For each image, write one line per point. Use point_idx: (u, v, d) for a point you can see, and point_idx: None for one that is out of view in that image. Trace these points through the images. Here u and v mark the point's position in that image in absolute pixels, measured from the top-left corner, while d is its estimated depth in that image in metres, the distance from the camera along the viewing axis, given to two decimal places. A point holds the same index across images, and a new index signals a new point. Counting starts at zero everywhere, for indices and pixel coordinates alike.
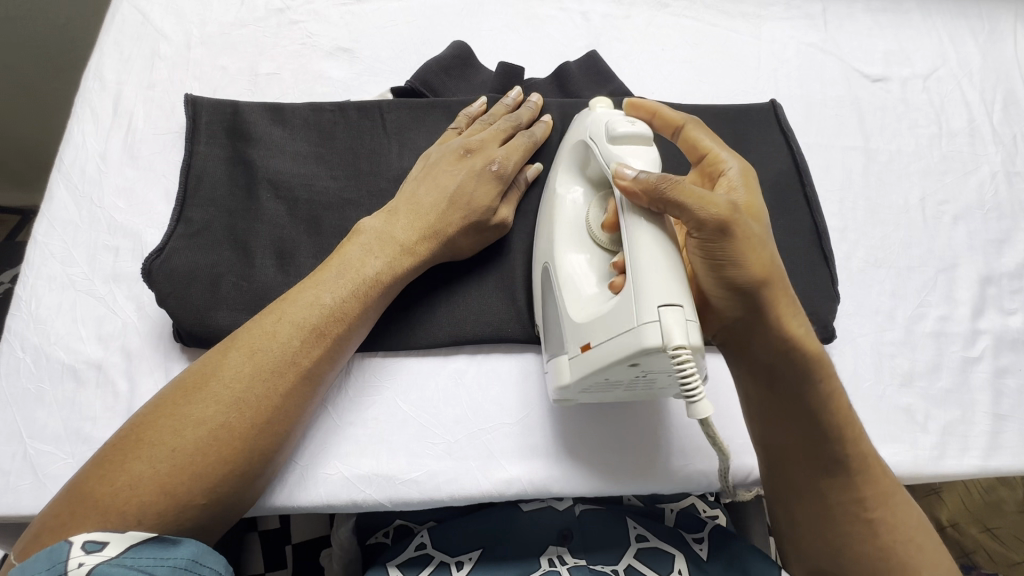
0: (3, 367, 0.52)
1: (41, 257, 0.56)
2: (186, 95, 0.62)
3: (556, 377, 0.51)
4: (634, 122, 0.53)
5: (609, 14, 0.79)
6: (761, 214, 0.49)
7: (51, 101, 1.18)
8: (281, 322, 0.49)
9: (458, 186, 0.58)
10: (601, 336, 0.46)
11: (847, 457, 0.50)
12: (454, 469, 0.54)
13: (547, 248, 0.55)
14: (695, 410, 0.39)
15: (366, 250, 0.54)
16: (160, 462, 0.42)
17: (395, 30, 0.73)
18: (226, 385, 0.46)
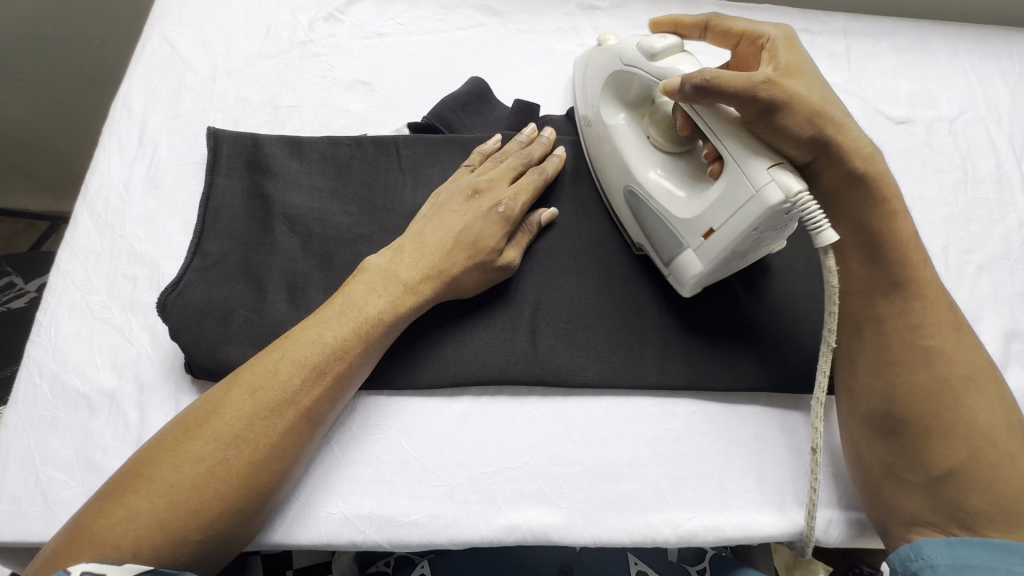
0: (20, 393, 0.54)
1: (63, 285, 0.58)
2: (208, 128, 0.64)
3: (687, 270, 0.56)
4: (664, 35, 0.55)
5: None
6: (806, 70, 0.56)
7: (84, 115, 1.27)
8: (285, 356, 0.50)
9: (465, 227, 0.58)
10: (721, 217, 0.51)
11: (903, 279, 0.54)
12: (455, 512, 0.53)
13: (624, 169, 0.60)
14: (822, 237, 0.48)
15: (393, 258, 0.56)
16: (160, 496, 0.43)
17: (414, 65, 0.74)
18: (227, 423, 0.47)
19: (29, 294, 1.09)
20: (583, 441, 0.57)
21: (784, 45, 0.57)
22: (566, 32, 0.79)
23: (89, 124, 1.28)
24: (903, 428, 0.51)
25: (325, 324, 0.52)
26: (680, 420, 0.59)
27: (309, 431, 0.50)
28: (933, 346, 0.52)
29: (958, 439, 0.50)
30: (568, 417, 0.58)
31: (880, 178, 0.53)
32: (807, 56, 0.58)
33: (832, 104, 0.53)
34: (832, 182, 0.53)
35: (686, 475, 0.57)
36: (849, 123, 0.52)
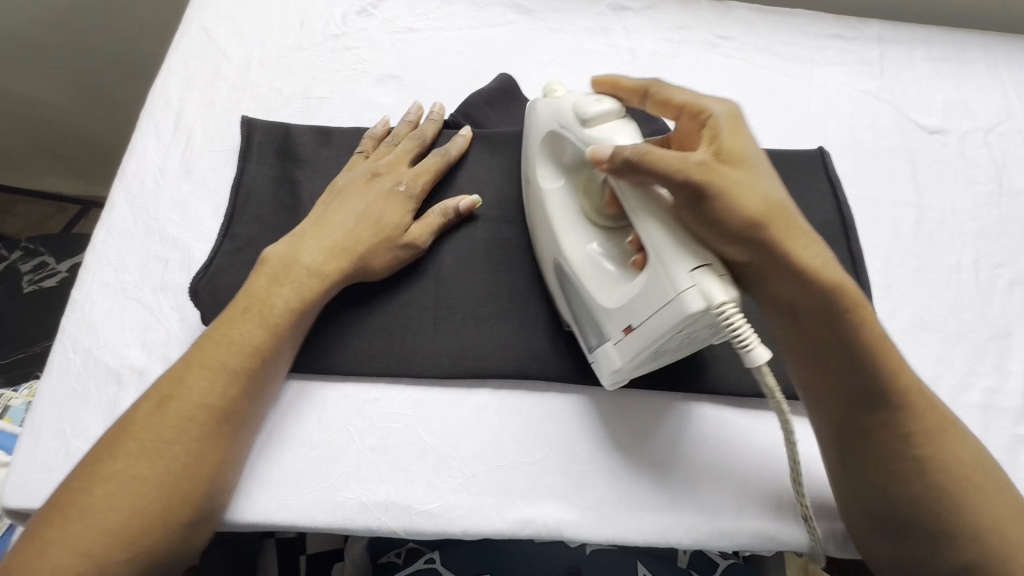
0: (54, 366, 0.55)
1: (98, 264, 0.60)
2: (242, 117, 0.66)
3: (608, 363, 0.54)
4: (598, 99, 0.54)
5: (656, 52, 0.79)
6: (748, 157, 0.51)
7: (122, 99, 1.33)
8: (201, 357, 0.50)
9: (367, 208, 0.59)
10: (642, 315, 0.49)
11: (888, 392, 0.48)
12: (470, 504, 0.54)
13: (555, 245, 0.57)
14: (753, 356, 0.45)
15: (320, 261, 0.56)
16: (98, 509, 0.43)
17: (444, 60, 0.75)
18: (161, 411, 0.48)
19: (60, 274, 1.13)
20: (600, 439, 0.57)
21: (730, 127, 0.53)
22: (596, 32, 0.79)
23: (126, 107, 1.35)
24: (898, 524, 0.48)
25: (240, 313, 0.53)
26: (697, 423, 0.59)
27: (244, 401, 0.50)
28: (883, 415, 0.49)
29: (965, 548, 0.47)
30: (586, 414, 0.58)
31: (840, 289, 0.49)
32: (749, 135, 0.53)
33: (758, 193, 0.50)
34: (790, 292, 0.50)
35: (704, 478, 0.56)
36: (793, 221, 0.50)
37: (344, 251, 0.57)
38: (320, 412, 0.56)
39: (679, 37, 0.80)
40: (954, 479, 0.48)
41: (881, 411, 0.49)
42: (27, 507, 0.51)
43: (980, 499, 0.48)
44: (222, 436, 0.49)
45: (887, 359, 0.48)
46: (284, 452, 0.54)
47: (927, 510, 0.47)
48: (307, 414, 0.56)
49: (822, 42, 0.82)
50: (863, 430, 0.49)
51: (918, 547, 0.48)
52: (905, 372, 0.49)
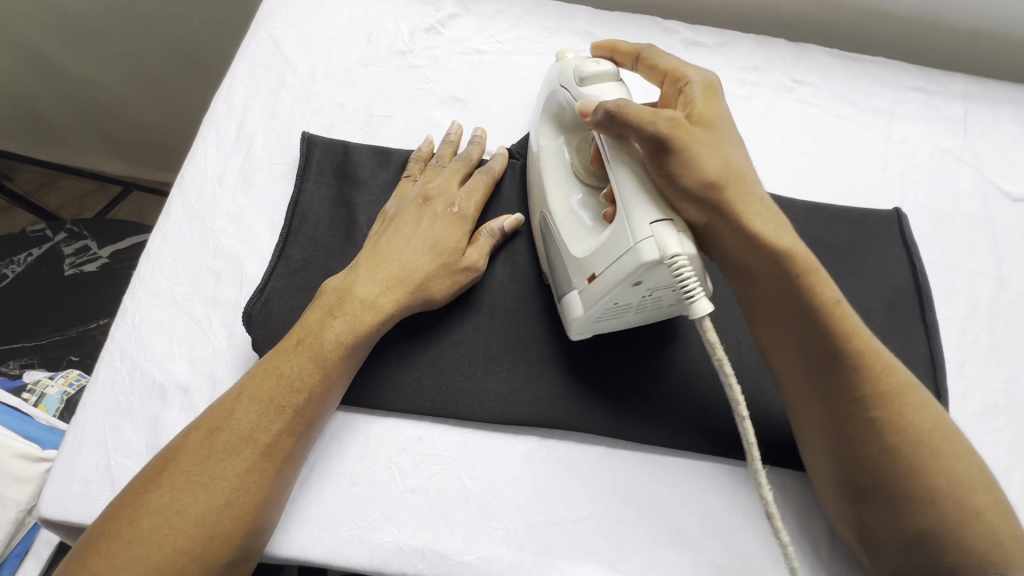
0: (100, 375, 0.55)
1: (151, 272, 0.59)
2: (303, 133, 0.65)
3: (568, 313, 0.54)
4: (601, 60, 0.57)
5: (729, 92, 0.76)
6: (717, 122, 0.54)
7: (179, 89, 1.36)
8: (250, 386, 0.50)
9: (424, 235, 0.58)
10: (603, 264, 0.50)
11: (834, 351, 0.48)
12: (509, 559, 0.52)
13: (543, 198, 0.59)
14: (694, 308, 0.45)
15: (379, 291, 0.55)
16: (141, 544, 0.43)
17: (510, 85, 0.73)
18: (206, 447, 0.47)
19: (101, 259, 1.14)
20: (648, 502, 0.55)
21: (704, 90, 0.55)
22: None
23: (182, 97, 1.37)
24: (859, 488, 0.49)
25: (290, 346, 0.52)
26: (751, 494, 0.56)
27: (291, 436, 0.49)
28: (850, 374, 0.48)
29: (922, 512, 0.47)
30: (634, 474, 0.56)
31: (791, 255, 0.49)
32: (723, 100, 0.56)
33: (718, 152, 0.51)
34: (745, 251, 0.50)
35: (755, 555, 0.53)
36: (749, 185, 0.51)
37: (402, 283, 0.55)
38: (362, 450, 0.54)
39: (754, 78, 0.77)
40: (907, 444, 0.47)
41: (840, 370, 0.48)
42: (63, 520, 0.50)
43: (931, 464, 0.47)
44: (265, 472, 0.47)
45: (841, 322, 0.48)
46: (324, 485, 0.53)
47: (882, 474, 0.47)
48: (350, 447, 0.55)
49: (903, 95, 0.78)
50: (819, 390, 0.50)
51: (875, 507, 0.48)
52: (861, 336, 0.49)
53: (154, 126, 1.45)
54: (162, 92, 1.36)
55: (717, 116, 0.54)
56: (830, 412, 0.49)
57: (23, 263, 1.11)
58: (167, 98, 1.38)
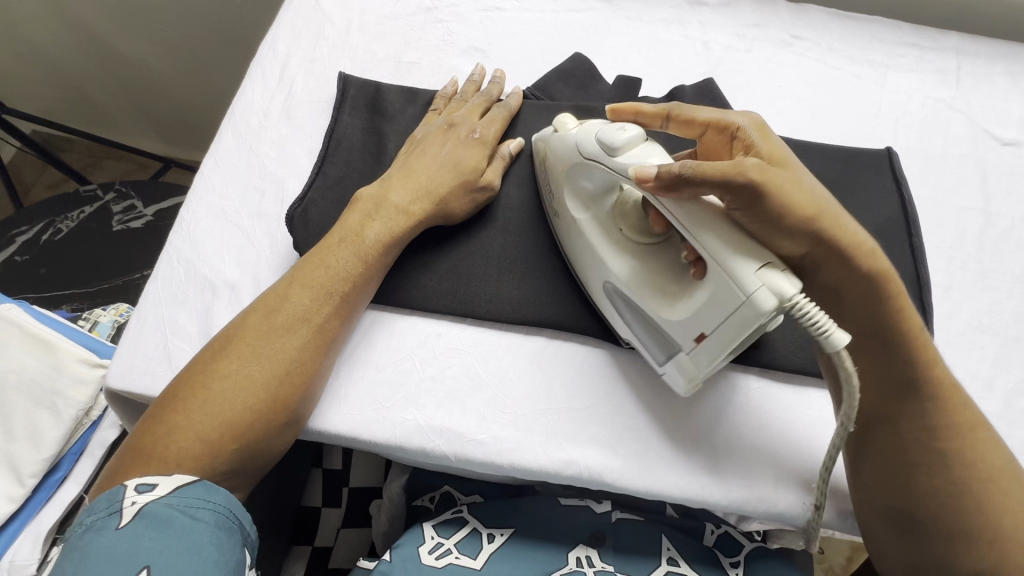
0: (161, 272, 0.62)
1: (204, 188, 0.67)
2: (340, 73, 0.72)
3: (682, 373, 0.54)
4: (624, 128, 0.53)
5: (730, 46, 0.81)
6: (786, 160, 0.51)
7: (221, 67, 1.43)
8: (300, 278, 0.56)
9: (449, 153, 0.64)
10: (715, 324, 0.48)
11: (916, 379, 0.49)
12: (518, 439, 0.57)
13: (602, 267, 0.57)
14: (833, 342, 0.43)
15: (409, 199, 0.61)
16: (214, 404, 0.49)
17: (526, 38, 0.80)
18: (264, 329, 0.53)
19: (146, 217, 1.23)
20: (645, 397, 0.60)
21: (760, 133, 0.52)
22: (672, 23, 0.82)
23: (224, 74, 1.45)
24: (918, 528, 0.49)
25: (335, 244, 0.58)
26: (744, 393, 0.60)
27: (335, 320, 0.56)
28: (928, 405, 0.49)
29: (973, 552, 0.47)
30: (633, 372, 0.61)
31: (884, 279, 0.48)
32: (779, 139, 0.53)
33: (805, 186, 0.49)
34: (828, 279, 0.50)
35: (745, 445, 0.58)
36: (841, 214, 0.49)
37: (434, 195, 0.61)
38: (387, 344, 0.60)
39: (754, 34, 0.82)
40: (979, 479, 0.48)
41: (917, 401, 0.49)
42: (129, 392, 0.57)
43: (1001, 504, 0.47)
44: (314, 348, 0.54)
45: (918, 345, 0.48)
46: (352, 371, 0.59)
47: (941, 511, 0.48)
48: (376, 338, 0.61)
49: (898, 49, 0.83)
50: (897, 422, 0.50)
51: (929, 544, 0.49)
52: (936, 364, 0.49)
53: (200, 102, 1.54)
54: (206, 69, 1.44)
55: (786, 152, 0.51)
56: (903, 449, 0.50)
57: (76, 220, 1.21)
58: (210, 75, 1.45)
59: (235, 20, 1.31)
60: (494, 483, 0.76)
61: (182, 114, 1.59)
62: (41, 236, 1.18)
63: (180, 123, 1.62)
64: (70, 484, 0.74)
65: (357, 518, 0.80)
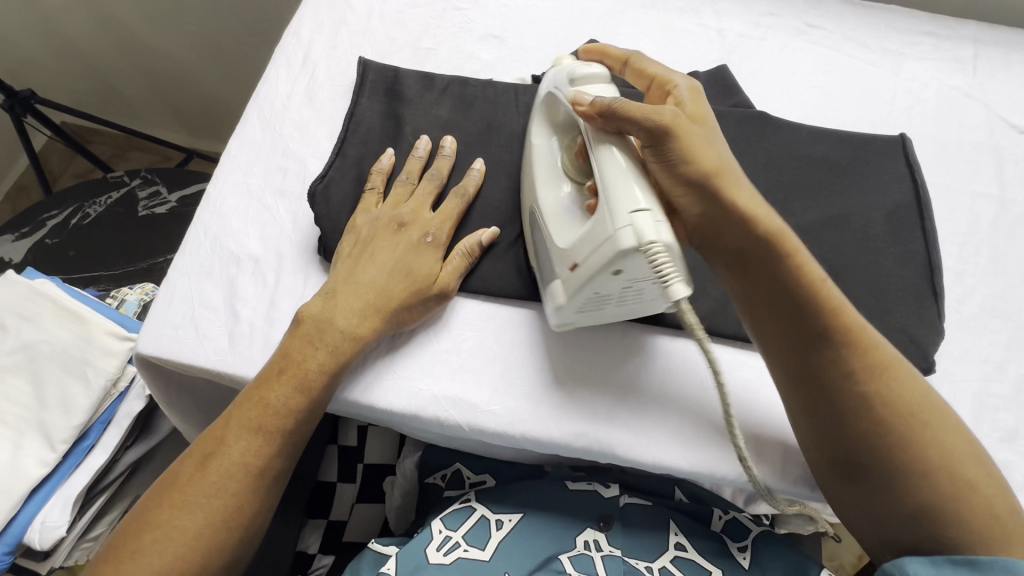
0: (188, 245, 0.65)
1: (230, 166, 0.69)
2: (360, 58, 0.73)
3: (554, 299, 0.57)
4: (595, 66, 0.58)
5: (744, 34, 0.82)
6: (707, 121, 0.56)
7: (247, 62, 1.47)
8: (235, 453, 0.53)
9: (398, 263, 0.60)
10: (585, 252, 0.51)
11: (829, 328, 0.51)
12: (530, 411, 0.59)
13: (532, 194, 0.60)
14: (673, 293, 0.48)
15: (388, 285, 0.59)
16: (168, 551, 0.50)
17: (542, 26, 0.81)
18: (207, 482, 0.52)
19: (170, 203, 1.27)
20: (655, 372, 0.61)
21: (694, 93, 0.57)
22: (686, 11, 0.83)
23: (250, 69, 1.48)
24: (856, 467, 0.50)
25: (309, 340, 0.57)
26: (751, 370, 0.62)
27: (283, 453, 0.55)
28: (842, 350, 0.50)
29: (918, 483, 0.48)
30: (643, 347, 0.62)
31: (779, 235, 0.51)
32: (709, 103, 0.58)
33: (708, 151, 0.53)
34: (738, 239, 0.52)
35: (751, 420, 0.60)
36: (738, 175, 0.53)
37: (418, 276, 0.60)
38: None
39: (769, 22, 0.83)
40: (899, 419, 0.49)
41: (829, 349, 0.51)
42: (158, 357, 0.60)
43: (925, 436, 0.49)
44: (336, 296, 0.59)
45: (829, 304, 0.51)
46: None
47: (882, 453, 0.49)
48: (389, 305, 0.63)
49: (913, 38, 0.83)
50: (813, 372, 0.51)
51: (882, 490, 0.49)
52: (846, 314, 0.51)
53: (225, 96, 1.58)
54: (233, 63, 1.47)
55: (708, 116, 0.56)
56: (825, 395, 0.51)
57: (104, 205, 1.25)
58: (236, 69, 1.49)
59: (258, 14, 1.34)
60: (505, 460, 0.78)
61: (209, 108, 1.63)
62: (70, 220, 1.23)
63: (205, 116, 1.67)
64: (97, 451, 0.77)
65: (371, 492, 0.83)
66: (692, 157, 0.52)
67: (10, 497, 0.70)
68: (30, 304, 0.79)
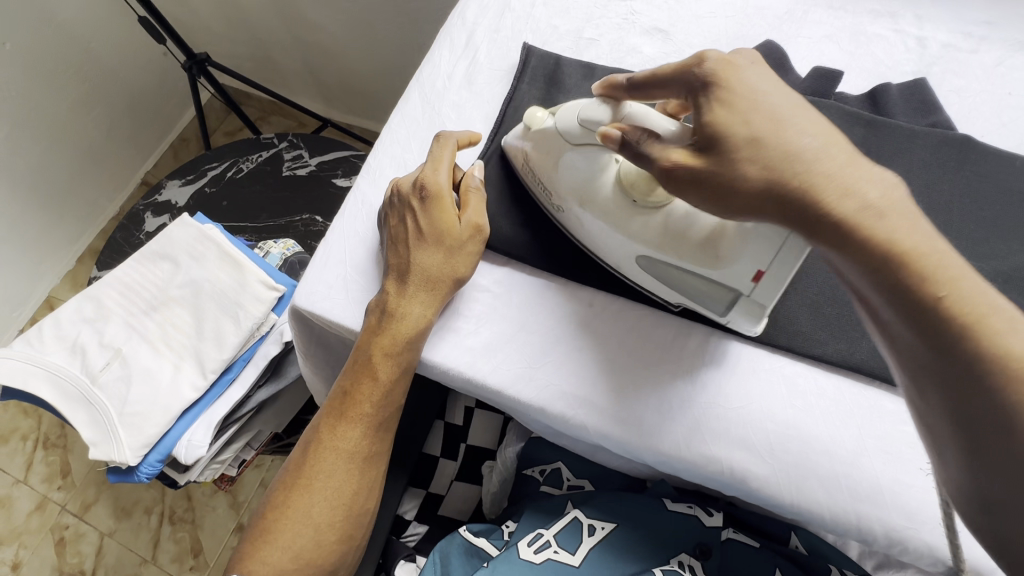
0: (347, 210, 0.69)
1: (390, 139, 0.72)
2: (524, 44, 0.74)
3: (753, 318, 0.54)
4: (602, 103, 0.56)
5: (951, 44, 0.72)
6: (750, 87, 0.46)
7: (392, 42, 1.53)
8: (327, 439, 0.60)
9: (411, 231, 0.60)
10: (764, 261, 0.49)
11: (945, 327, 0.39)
12: (667, 428, 0.56)
13: (627, 244, 0.57)
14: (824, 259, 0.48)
15: (446, 261, 0.60)
16: (304, 528, 0.59)
17: (713, 21, 0.76)
18: (326, 469, 0.60)
19: (310, 167, 1.35)
20: (803, 408, 0.56)
21: (721, 93, 0.46)
22: (881, 15, 0.74)
23: (393, 48, 1.55)
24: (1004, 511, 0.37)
25: (377, 330, 0.58)
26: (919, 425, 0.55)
27: (381, 426, 0.61)
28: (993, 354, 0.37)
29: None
30: (789, 378, 0.57)
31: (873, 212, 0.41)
32: (750, 74, 0.47)
33: (786, 141, 0.44)
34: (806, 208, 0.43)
35: (912, 482, 0.53)
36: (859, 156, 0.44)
37: (464, 239, 0.60)
38: (540, 312, 0.62)
39: (983, 33, 0.72)
40: None
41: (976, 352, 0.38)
42: (311, 312, 0.64)
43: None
44: (394, 288, 0.59)
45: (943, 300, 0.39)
46: (478, 328, 0.61)
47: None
48: (474, 299, 0.63)
49: None
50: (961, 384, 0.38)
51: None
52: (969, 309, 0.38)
53: (367, 72, 1.67)
54: (379, 42, 1.55)
55: (748, 85, 0.46)
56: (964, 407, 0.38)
57: (255, 162, 1.37)
58: (381, 48, 1.57)
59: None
60: (610, 467, 0.76)
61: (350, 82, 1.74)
62: (227, 172, 1.36)
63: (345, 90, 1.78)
64: (237, 385, 0.84)
65: (470, 472, 0.84)
66: (744, 170, 0.44)
67: (169, 413, 0.79)
68: (199, 246, 0.88)
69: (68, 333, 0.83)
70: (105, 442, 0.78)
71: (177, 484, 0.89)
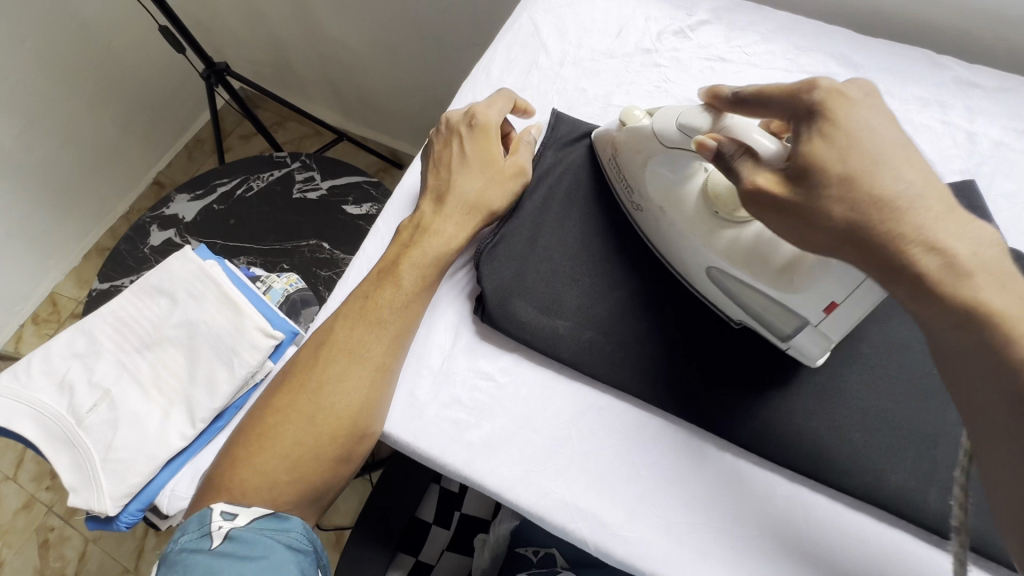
0: (349, 278, 0.68)
1: (400, 204, 0.71)
2: (553, 110, 0.70)
3: (810, 350, 0.54)
4: (704, 111, 0.54)
5: (1004, 142, 0.67)
6: (861, 134, 0.44)
7: (415, 64, 1.50)
8: (345, 336, 0.58)
9: (444, 183, 0.63)
10: (840, 292, 0.48)
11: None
12: (668, 543, 0.53)
13: (700, 254, 0.57)
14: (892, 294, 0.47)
15: (483, 190, 0.63)
16: (290, 438, 0.55)
17: None
18: (357, 335, 0.58)
19: (321, 190, 1.32)
20: (817, 544, 0.52)
21: (825, 124, 0.45)
22: (929, 103, 0.70)
23: (416, 70, 1.52)
24: None
25: (366, 302, 0.59)
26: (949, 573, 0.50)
27: (408, 322, 0.59)
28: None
29: None
30: (805, 509, 0.54)
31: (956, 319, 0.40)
32: (859, 113, 0.45)
33: (883, 185, 0.42)
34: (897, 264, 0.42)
35: None
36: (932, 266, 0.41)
37: (506, 174, 0.63)
38: (544, 408, 0.58)
39: None
40: None
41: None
42: None
43: None
44: (430, 196, 0.64)
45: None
46: (477, 420, 0.58)
47: None
48: (474, 387, 0.60)
49: None
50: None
51: None
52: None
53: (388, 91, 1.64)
54: (402, 63, 1.52)
55: (861, 129, 0.44)
56: None
57: (266, 181, 1.34)
58: (404, 69, 1.54)
59: (434, 22, 1.34)
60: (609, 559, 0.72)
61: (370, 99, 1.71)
62: (236, 190, 1.33)
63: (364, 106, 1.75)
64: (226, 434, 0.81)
65: (461, 544, 0.80)
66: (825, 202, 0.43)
67: (153, 462, 0.75)
68: (198, 285, 0.85)
69: (57, 367, 0.81)
70: (85, 490, 0.75)
71: (157, 527, 0.86)
